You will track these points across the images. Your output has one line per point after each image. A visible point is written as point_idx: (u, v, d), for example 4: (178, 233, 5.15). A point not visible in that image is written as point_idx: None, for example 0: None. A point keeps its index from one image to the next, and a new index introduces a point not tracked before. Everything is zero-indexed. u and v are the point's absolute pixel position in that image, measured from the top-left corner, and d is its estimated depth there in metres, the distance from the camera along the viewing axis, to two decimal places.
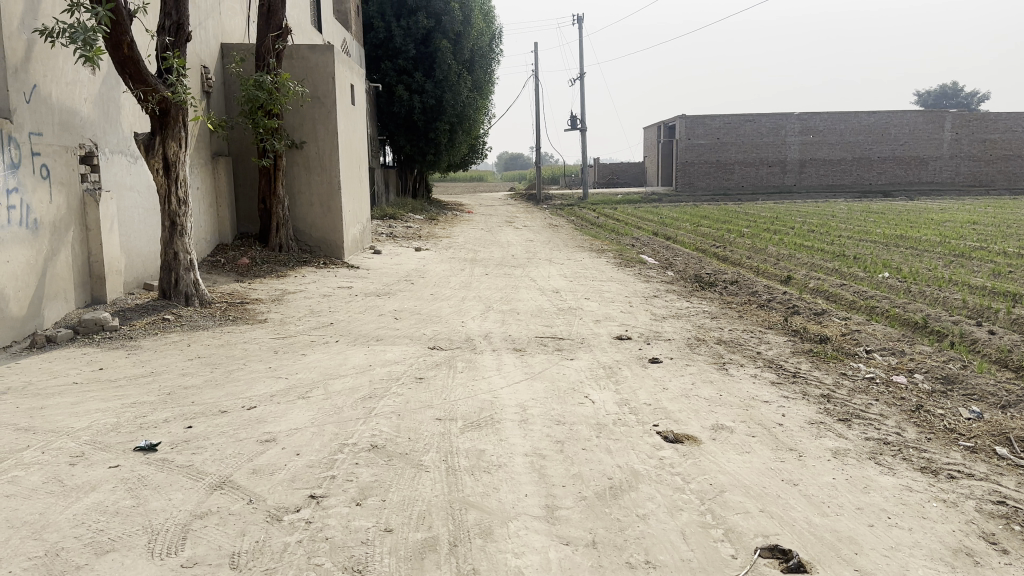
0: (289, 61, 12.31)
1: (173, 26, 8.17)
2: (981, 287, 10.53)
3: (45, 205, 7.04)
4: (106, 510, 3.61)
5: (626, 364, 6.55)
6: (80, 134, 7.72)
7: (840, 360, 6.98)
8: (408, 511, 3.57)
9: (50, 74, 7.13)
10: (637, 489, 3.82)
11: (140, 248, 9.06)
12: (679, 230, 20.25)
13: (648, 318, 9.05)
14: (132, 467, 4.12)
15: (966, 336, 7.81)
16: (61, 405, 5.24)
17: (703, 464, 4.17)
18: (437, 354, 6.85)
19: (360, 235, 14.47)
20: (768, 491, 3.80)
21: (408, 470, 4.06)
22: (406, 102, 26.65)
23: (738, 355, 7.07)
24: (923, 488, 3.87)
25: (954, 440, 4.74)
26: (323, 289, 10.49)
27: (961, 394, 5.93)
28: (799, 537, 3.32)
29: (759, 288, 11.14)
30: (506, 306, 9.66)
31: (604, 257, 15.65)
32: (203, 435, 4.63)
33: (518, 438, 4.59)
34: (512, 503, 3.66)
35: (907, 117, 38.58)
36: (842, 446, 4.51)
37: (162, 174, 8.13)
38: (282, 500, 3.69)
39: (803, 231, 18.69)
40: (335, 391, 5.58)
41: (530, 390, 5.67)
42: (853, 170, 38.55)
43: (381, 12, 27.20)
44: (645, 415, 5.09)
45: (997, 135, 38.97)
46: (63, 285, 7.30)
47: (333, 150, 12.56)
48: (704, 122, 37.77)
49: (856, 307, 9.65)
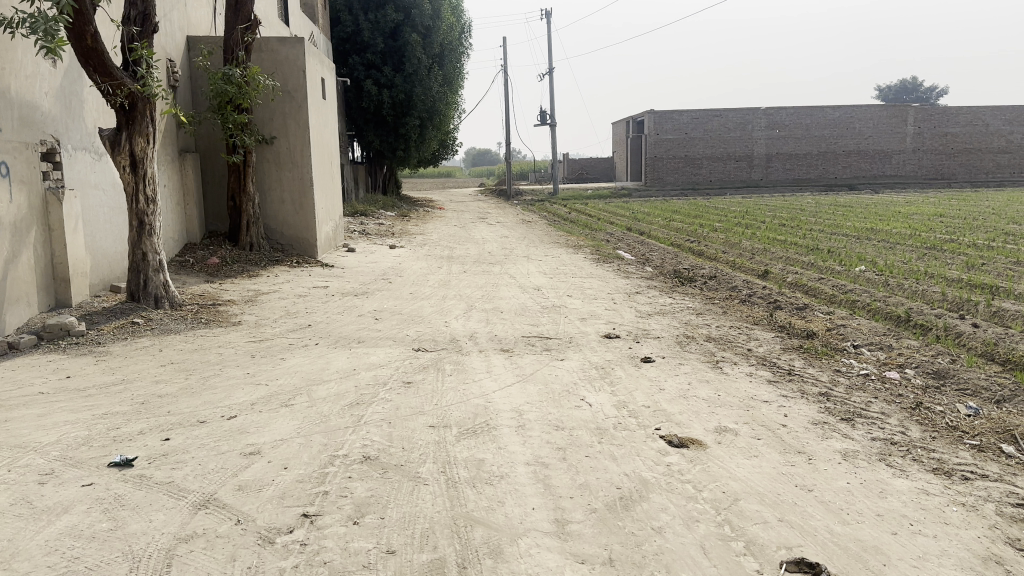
0: (258, 54, 11.91)
1: (139, 17, 7.77)
2: (958, 280, 10.60)
3: (5, 205, 6.63)
4: (81, 535, 3.32)
5: (618, 364, 6.38)
6: (42, 130, 7.30)
7: (831, 355, 6.90)
8: (410, 529, 3.36)
9: (9, 67, 6.71)
10: (649, 499, 3.69)
11: (106, 247, 8.64)
12: (652, 225, 20.25)
13: (633, 315, 8.90)
14: (107, 486, 3.82)
15: (950, 330, 7.79)
16: (25, 417, 4.87)
17: (712, 470, 4.05)
18: (423, 356, 6.61)
19: (332, 232, 14.07)
20: (784, 499, 3.72)
21: (406, 484, 3.83)
22: (374, 96, 26.22)
23: (729, 352, 6.94)
24: (940, 491, 3.85)
25: (958, 438, 4.69)
26: (298, 289, 10.16)
27: (955, 388, 5.88)
28: (824, 548, 3.26)
29: (738, 283, 11.05)
30: (488, 305, 9.44)
31: (580, 253, 15.48)
32: (183, 448, 4.34)
33: (517, 445, 4.40)
34: (520, 518, 3.47)
35: (871, 111, 39.18)
36: (850, 447, 4.44)
37: (129, 172, 7.72)
38: (273, 520, 3.44)
39: (776, 225, 18.72)
40: (320, 398, 5.31)
41: (523, 394, 5.46)
42: (819, 165, 39.04)
43: (348, 4, 26.58)
44: (646, 418, 4.93)
45: (957, 129, 39.87)
46: (25, 289, 6.90)
47: (304, 145, 12.19)
48: (673, 117, 37.90)
49: (836, 301, 9.62)
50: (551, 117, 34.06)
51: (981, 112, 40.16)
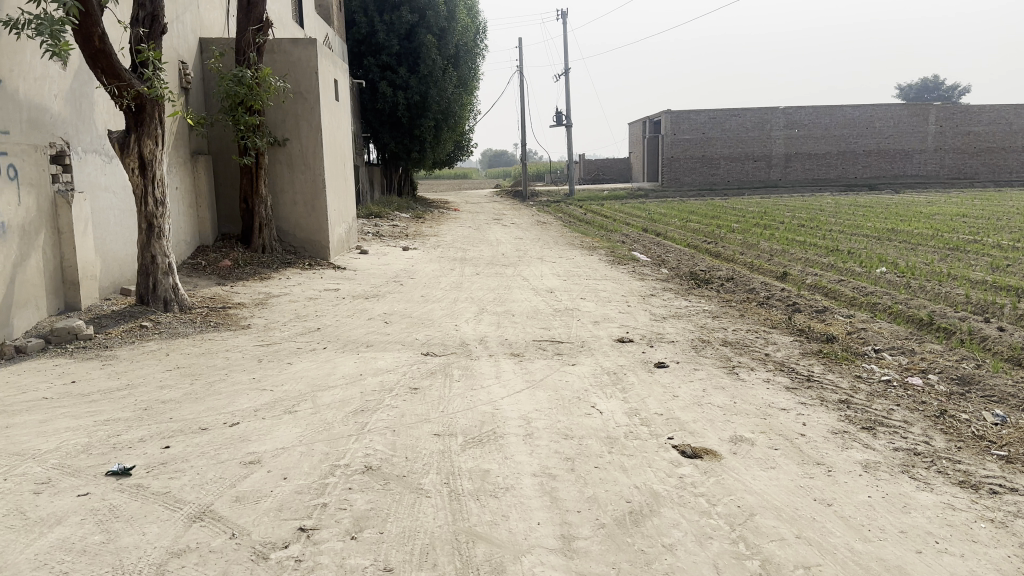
0: (270, 55, 11.87)
1: (147, 18, 7.71)
2: (982, 282, 10.29)
3: (13, 208, 6.59)
4: (73, 548, 3.22)
5: (631, 370, 6.21)
6: (51, 132, 7.28)
7: (851, 361, 6.67)
8: (410, 545, 3.23)
9: (17, 69, 6.68)
10: (659, 514, 3.53)
11: (116, 250, 8.61)
12: (669, 226, 20.01)
13: (647, 318, 8.70)
14: (103, 496, 3.73)
15: (975, 334, 7.52)
16: (27, 423, 4.81)
17: (727, 483, 3.89)
18: (431, 361, 6.49)
19: (345, 235, 14.01)
20: (801, 514, 3.55)
21: (407, 496, 3.70)
22: (389, 98, 26.19)
23: (746, 357, 6.75)
24: (967, 506, 3.66)
25: (985, 448, 4.47)
26: (309, 291, 10.07)
27: (980, 395, 5.64)
28: (844, 567, 3.10)
29: (756, 285, 10.82)
30: (499, 308, 9.30)
31: (595, 255, 15.30)
32: (183, 456, 4.25)
33: (524, 456, 4.25)
34: (524, 533, 3.34)
35: (892, 109, 38.54)
36: (871, 458, 4.25)
37: (138, 174, 7.69)
38: (269, 534, 3.32)
39: (794, 225, 18.41)
40: (324, 405, 5.20)
41: (532, 401, 5.31)
42: (839, 164, 38.53)
43: (363, 6, 26.59)
44: (658, 427, 4.76)
45: (979, 128, 39.12)
46: (34, 292, 6.86)
47: (317, 147, 12.14)
48: (690, 117, 37.50)
49: (856, 304, 9.37)
50: (566, 118, 33.84)
51: (1004, 111, 39.35)
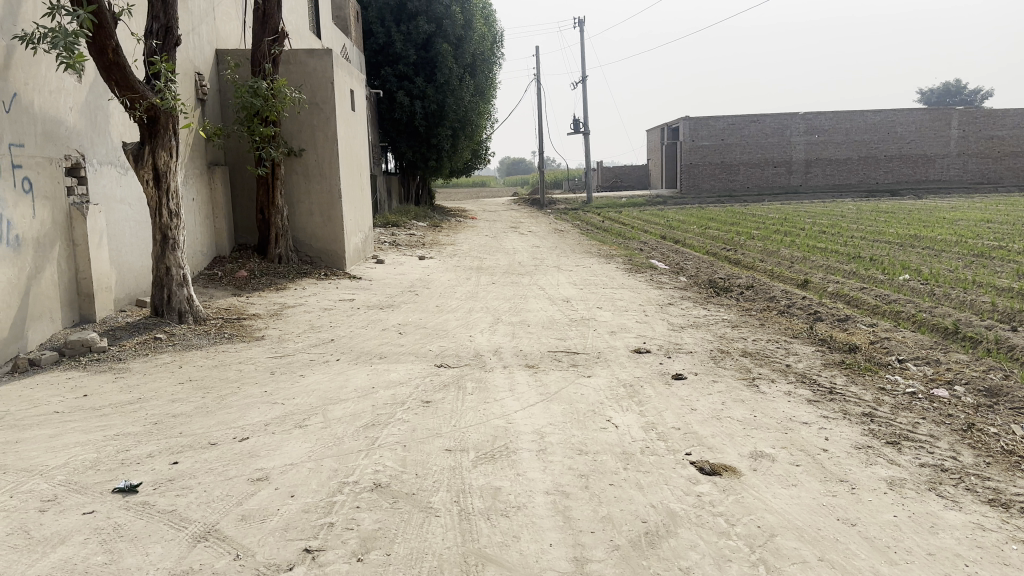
0: (285, 66, 11.91)
1: (162, 29, 7.74)
2: (1008, 289, 10.02)
3: (28, 220, 6.61)
4: (74, 569, 3.15)
5: (647, 382, 6.06)
6: (66, 145, 7.31)
7: (874, 372, 6.47)
8: (417, 567, 3.13)
9: (32, 83, 6.71)
10: (676, 535, 3.40)
11: (132, 262, 8.63)
12: (688, 233, 19.81)
13: (665, 328, 8.55)
14: (108, 514, 3.67)
15: (1002, 343, 7.28)
16: (38, 438, 4.79)
17: (747, 501, 3.75)
18: (444, 373, 6.40)
19: (361, 245, 13.99)
20: (824, 534, 3.40)
21: (416, 515, 3.60)
22: (407, 107, 26.28)
23: (767, 368, 6.58)
24: (997, 526, 3.48)
25: (1015, 464, 4.28)
26: (324, 302, 10.04)
27: (1009, 408, 5.42)
28: None
29: (776, 293, 10.62)
30: (514, 318, 9.20)
31: (612, 263, 15.17)
32: (190, 473, 4.19)
33: (537, 472, 4.14)
34: (536, 555, 3.23)
35: (913, 114, 38.01)
36: (896, 475, 4.08)
37: (152, 186, 7.70)
38: (273, 555, 3.24)
39: (815, 232, 18.13)
40: (335, 419, 5.12)
41: (546, 414, 5.20)
42: (859, 170, 38.02)
43: (380, 17, 26.72)
44: (676, 442, 4.62)
45: (1003, 133, 38.45)
46: (49, 304, 6.88)
47: (332, 157, 12.13)
48: (708, 124, 37.16)
49: (879, 312, 9.15)
50: (583, 125, 33.77)
51: None
